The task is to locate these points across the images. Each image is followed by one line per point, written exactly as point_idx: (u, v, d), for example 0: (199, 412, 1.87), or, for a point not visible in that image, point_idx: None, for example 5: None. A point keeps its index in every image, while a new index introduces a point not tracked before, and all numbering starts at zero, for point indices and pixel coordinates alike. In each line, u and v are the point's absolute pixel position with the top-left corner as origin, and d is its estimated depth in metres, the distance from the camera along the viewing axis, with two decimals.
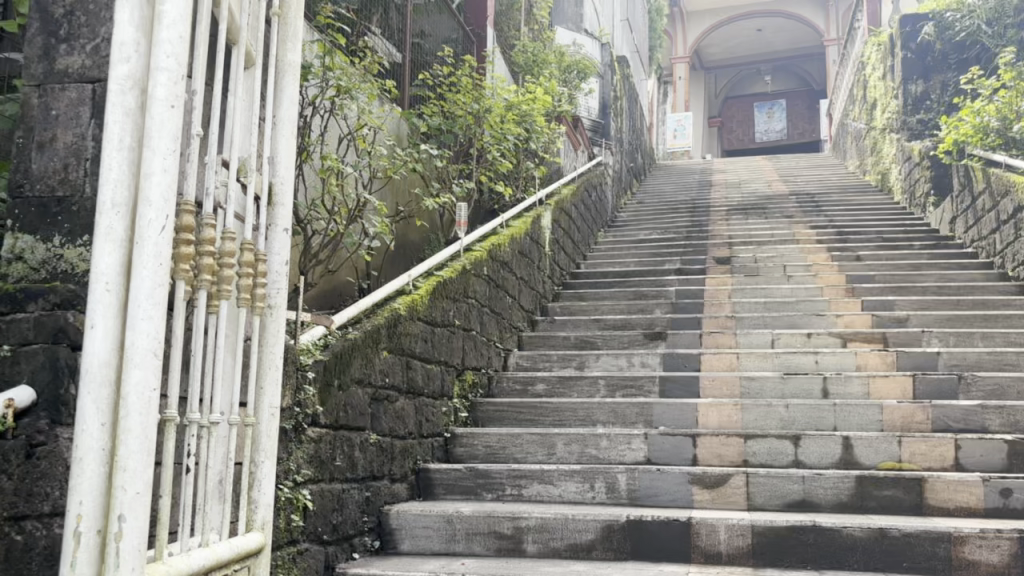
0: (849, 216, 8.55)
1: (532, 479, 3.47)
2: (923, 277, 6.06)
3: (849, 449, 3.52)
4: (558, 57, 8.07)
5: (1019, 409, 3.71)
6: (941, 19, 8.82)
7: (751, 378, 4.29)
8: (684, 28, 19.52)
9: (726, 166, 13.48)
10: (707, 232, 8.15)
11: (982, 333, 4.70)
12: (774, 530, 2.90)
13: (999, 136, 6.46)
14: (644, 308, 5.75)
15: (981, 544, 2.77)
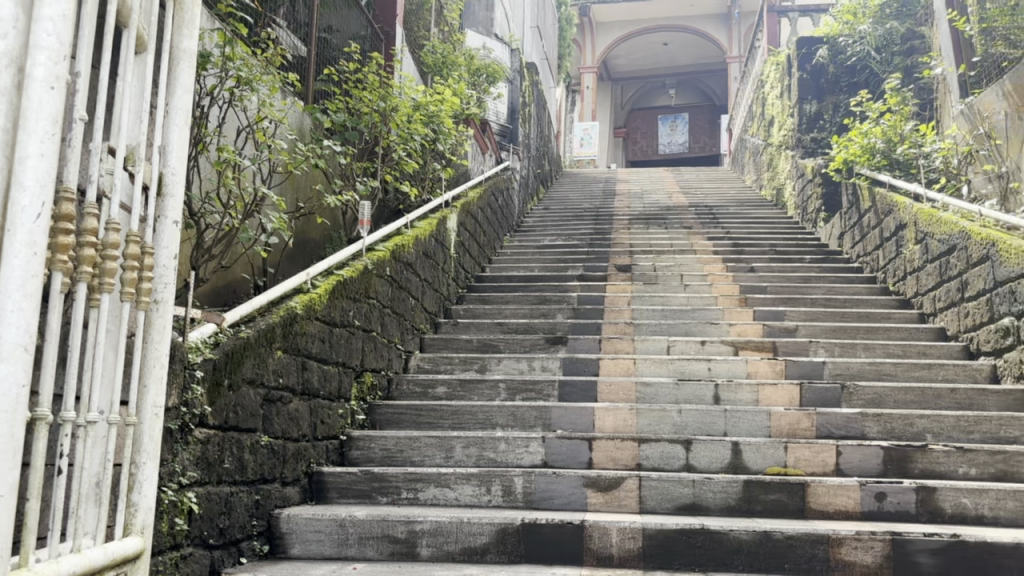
0: (745, 228, 8.84)
1: (428, 482, 3.44)
2: (812, 290, 6.32)
3: (738, 454, 3.63)
4: (468, 60, 8.06)
5: (895, 417, 3.91)
6: (834, 44, 9.25)
7: (647, 383, 4.37)
8: (593, 38, 19.83)
9: (630, 176, 13.76)
10: (610, 240, 8.29)
11: (864, 344, 4.94)
12: (664, 533, 2.97)
13: (884, 157, 6.84)
14: (546, 313, 5.79)
15: (856, 546, 2.90)
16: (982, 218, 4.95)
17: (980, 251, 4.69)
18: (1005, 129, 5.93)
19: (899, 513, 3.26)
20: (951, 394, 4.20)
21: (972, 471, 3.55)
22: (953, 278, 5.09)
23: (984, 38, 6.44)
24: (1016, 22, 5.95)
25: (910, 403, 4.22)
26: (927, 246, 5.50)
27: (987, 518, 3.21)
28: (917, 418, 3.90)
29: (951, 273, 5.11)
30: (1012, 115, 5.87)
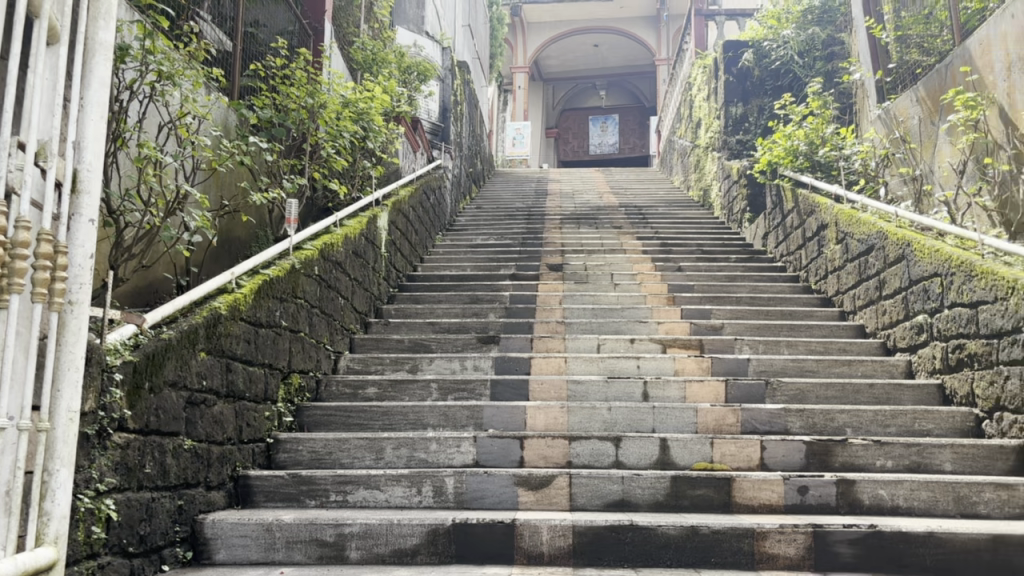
0: (673, 228, 8.99)
1: (357, 484, 3.40)
2: (738, 288, 6.46)
3: (666, 450, 3.69)
4: (398, 57, 8.00)
5: (816, 412, 4.02)
6: (759, 47, 9.52)
7: (577, 381, 4.40)
8: (524, 38, 19.89)
9: (561, 176, 13.85)
10: (542, 239, 8.32)
11: (787, 341, 5.06)
12: (594, 530, 2.99)
13: (806, 159, 7.00)
14: (478, 312, 5.78)
15: (780, 539, 2.97)
16: (898, 219, 5.13)
17: (897, 250, 4.86)
18: (920, 133, 6.16)
19: (820, 505, 3.35)
20: (869, 390, 4.33)
21: (888, 463, 3.68)
22: (871, 277, 5.25)
23: (900, 45, 6.69)
24: (930, 31, 6.19)
25: (830, 399, 4.34)
26: (847, 246, 5.67)
27: (903, 508, 3.33)
28: (837, 413, 4.02)
29: (870, 272, 5.27)
30: (925, 120, 6.08)
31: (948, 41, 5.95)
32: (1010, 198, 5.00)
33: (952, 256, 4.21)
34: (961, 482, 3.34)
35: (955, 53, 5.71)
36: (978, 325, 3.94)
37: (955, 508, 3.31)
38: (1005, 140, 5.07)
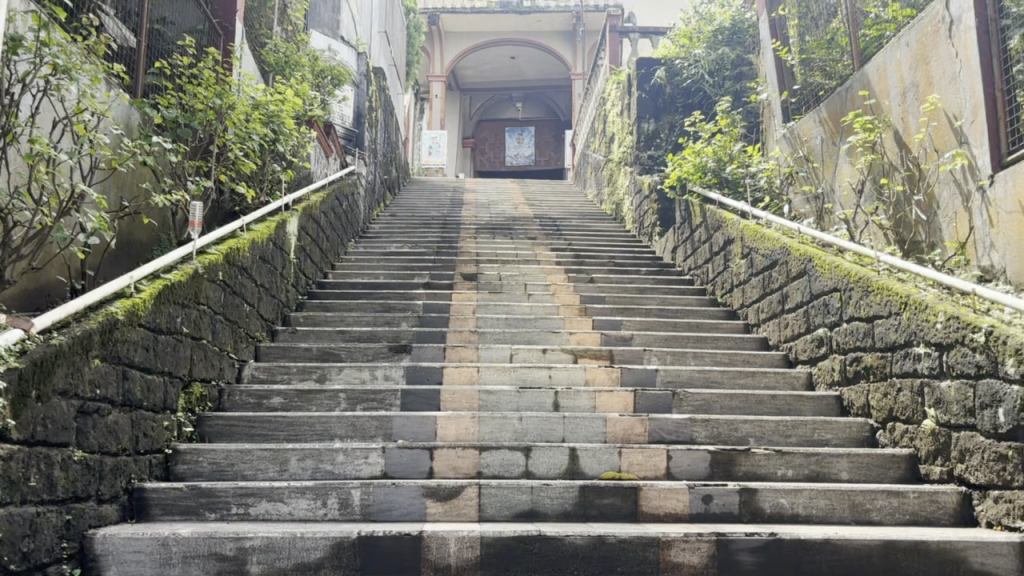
0: (586, 240, 9.08)
1: (260, 497, 3.30)
2: (648, 300, 6.57)
3: (575, 460, 3.71)
4: (311, 61, 7.87)
5: (721, 422, 4.11)
6: (672, 66, 9.72)
7: (489, 391, 4.37)
8: (441, 47, 19.86)
9: (477, 185, 13.85)
10: (456, 249, 8.30)
11: (694, 352, 5.16)
12: (502, 540, 2.98)
13: (714, 176, 7.18)
14: (390, 320, 5.71)
15: (685, 547, 3.02)
16: (800, 236, 5.31)
17: (799, 265, 5.02)
18: (821, 153, 6.41)
19: (723, 514, 3.42)
20: (771, 400, 4.46)
21: (789, 472, 3.79)
22: (775, 291, 5.42)
23: (804, 68, 6.96)
24: (831, 55, 6.44)
25: (735, 409, 4.45)
26: (752, 261, 5.84)
27: (802, 516, 3.43)
28: (741, 423, 4.12)
29: (773, 286, 5.43)
30: (826, 140, 6.32)
31: (848, 66, 6.20)
32: (904, 217, 5.24)
33: (850, 271, 4.38)
34: (856, 490, 3.47)
35: (854, 78, 5.96)
36: (874, 338, 4.12)
37: (850, 515, 3.44)
38: (899, 161, 5.32)
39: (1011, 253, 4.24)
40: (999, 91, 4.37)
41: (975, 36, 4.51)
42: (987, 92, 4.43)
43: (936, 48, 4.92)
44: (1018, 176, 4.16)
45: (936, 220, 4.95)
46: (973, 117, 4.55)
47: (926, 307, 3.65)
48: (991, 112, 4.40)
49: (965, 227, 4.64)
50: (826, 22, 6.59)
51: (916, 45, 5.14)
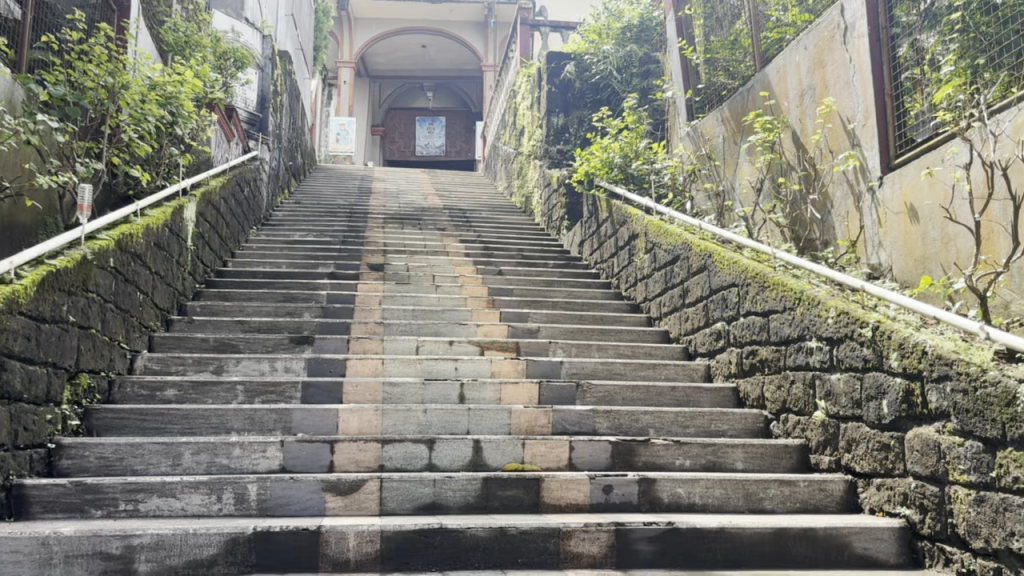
0: (495, 233, 9.09)
1: (150, 492, 3.17)
2: (554, 293, 6.62)
3: (478, 451, 3.71)
4: (213, 42, 7.62)
5: (622, 413, 4.18)
6: (581, 61, 9.81)
7: (393, 383, 4.31)
8: (351, 33, 19.54)
9: (386, 175, 13.69)
10: (363, 238, 8.18)
11: (598, 344, 5.23)
12: (402, 534, 2.95)
13: (620, 171, 7.34)
14: (292, 310, 5.59)
15: (584, 537, 3.07)
16: (701, 232, 5.45)
17: (699, 261, 5.15)
18: (723, 151, 6.58)
19: (623, 504, 3.48)
20: (671, 392, 4.55)
21: (687, 462, 3.87)
22: (676, 285, 5.54)
23: (708, 68, 7.13)
24: (735, 55, 6.61)
25: (636, 401, 4.52)
26: (655, 255, 5.95)
27: (698, 505, 3.51)
28: (641, 414, 4.20)
29: (675, 280, 5.56)
30: (728, 139, 6.49)
31: (750, 67, 6.37)
32: (799, 216, 5.41)
33: (748, 267, 4.51)
34: (750, 479, 3.57)
35: (755, 79, 6.13)
36: (769, 332, 4.25)
37: (744, 504, 3.54)
38: (796, 161, 5.50)
39: (897, 252, 4.45)
40: (889, 97, 4.58)
41: (867, 43, 4.71)
42: (878, 99, 4.62)
43: (831, 53, 5.11)
44: (905, 179, 4.37)
45: (829, 218, 5.14)
46: (864, 121, 4.74)
47: (819, 302, 3.78)
48: (881, 116, 4.60)
49: (856, 226, 4.84)
50: (729, 24, 6.75)
51: (813, 49, 5.31)
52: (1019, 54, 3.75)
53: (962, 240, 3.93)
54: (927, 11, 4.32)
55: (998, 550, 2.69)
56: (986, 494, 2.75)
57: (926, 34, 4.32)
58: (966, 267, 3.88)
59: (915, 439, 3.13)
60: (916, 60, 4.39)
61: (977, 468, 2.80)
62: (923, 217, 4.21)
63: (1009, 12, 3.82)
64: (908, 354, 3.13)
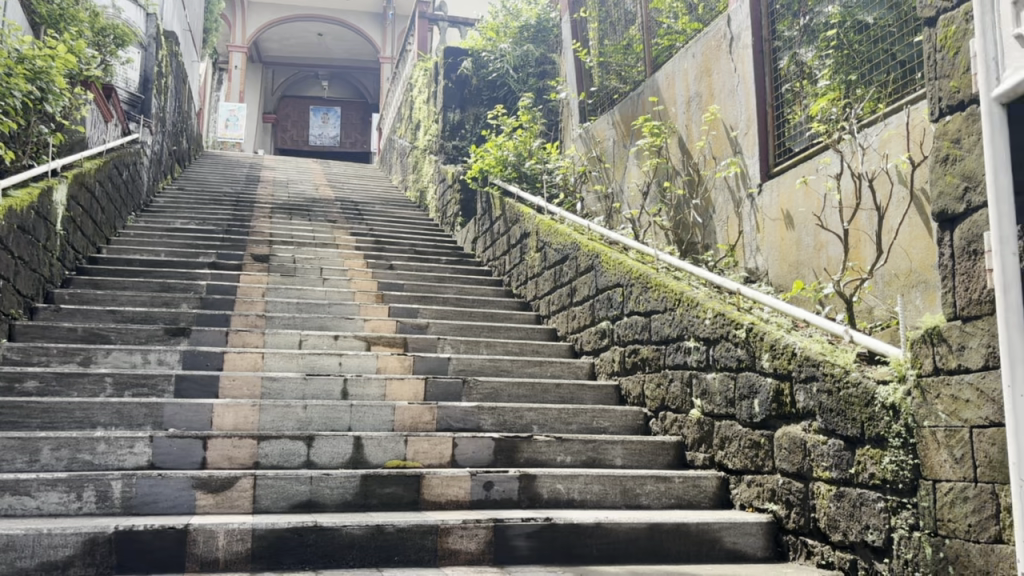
0: (387, 226, 8.99)
1: (2, 490, 2.98)
2: (445, 289, 6.59)
3: (359, 449, 3.65)
4: (90, 17, 7.25)
5: (507, 410, 4.19)
6: (478, 57, 9.84)
7: (273, 378, 4.19)
8: (244, 16, 18.96)
9: (276, 164, 13.35)
10: (248, 228, 7.93)
11: (486, 341, 5.23)
12: (274, 532, 2.87)
13: (514, 169, 7.40)
14: (169, 301, 5.39)
15: (462, 534, 3.06)
16: (590, 232, 5.53)
17: (587, 260, 5.22)
18: (613, 154, 6.71)
19: (503, 500, 3.49)
20: (556, 389, 4.60)
21: (567, 459, 3.92)
22: (564, 284, 5.61)
23: (601, 71, 7.27)
24: (627, 60, 6.74)
25: (521, 397, 4.55)
26: (546, 254, 6.01)
27: (577, 501, 3.56)
28: (526, 410, 4.22)
29: (563, 279, 5.62)
30: (618, 142, 6.63)
31: (641, 72, 6.49)
32: (683, 219, 5.55)
33: (633, 268, 4.60)
34: (627, 475, 3.64)
35: (645, 84, 6.27)
36: (651, 332, 4.35)
37: (621, 500, 3.60)
38: (680, 166, 5.64)
39: (772, 257, 4.62)
40: (770, 107, 4.75)
41: (751, 54, 4.88)
42: (760, 108, 4.79)
43: (718, 62, 5.26)
44: (782, 186, 4.54)
45: (710, 223, 5.29)
46: (746, 130, 4.91)
47: (697, 304, 3.90)
48: (762, 126, 4.77)
49: (734, 230, 5.01)
50: (623, 29, 6.88)
51: (700, 57, 5.46)
52: (886, 72, 3.95)
53: (833, 248, 4.12)
54: (805, 26, 4.50)
55: (855, 543, 2.83)
56: (845, 490, 2.89)
57: (805, 48, 4.50)
58: (836, 273, 4.07)
59: (783, 437, 3.25)
60: (795, 74, 4.57)
61: (838, 465, 2.94)
62: (798, 223, 4.39)
63: (879, 32, 4.03)
64: (779, 355, 3.25)
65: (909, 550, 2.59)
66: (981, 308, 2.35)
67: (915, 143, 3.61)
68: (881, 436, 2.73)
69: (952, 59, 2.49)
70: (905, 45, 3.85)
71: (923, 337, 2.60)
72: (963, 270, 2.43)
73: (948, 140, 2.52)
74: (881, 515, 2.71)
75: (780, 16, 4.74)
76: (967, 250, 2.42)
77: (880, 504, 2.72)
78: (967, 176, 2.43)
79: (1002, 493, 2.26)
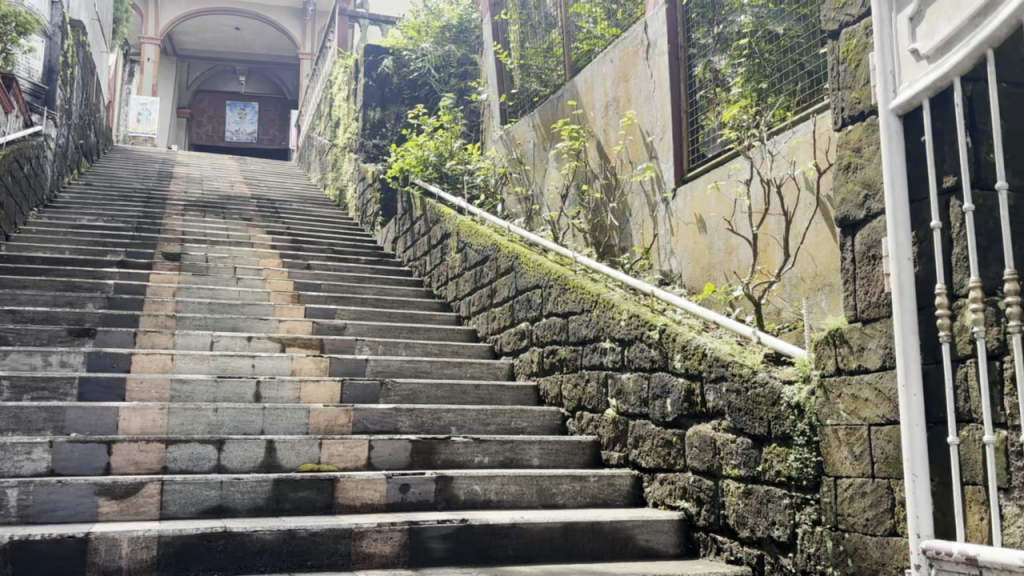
0: (305, 225, 8.86)
1: None
2: (364, 289, 6.52)
3: (272, 452, 3.58)
4: None
5: (424, 412, 4.17)
6: (399, 56, 9.79)
7: (183, 380, 4.08)
8: (157, 8, 18.41)
9: (190, 160, 13.00)
10: (159, 225, 7.71)
11: (405, 343, 5.20)
12: (182, 539, 2.78)
13: (435, 170, 7.39)
14: (73, 301, 5.19)
15: (376, 537, 3.03)
16: (510, 234, 5.55)
17: (507, 262, 5.25)
18: (533, 156, 6.77)
19: (418, 502, 3.48)
20: (475, 390, 4.61)
21: (485, 460, 3.92)
22: (484, 285, 5.62)
23: (521, 73, 7.32)
24: (547, 64, 6.80)
25: (440, 399, 4.53)
26: (466, 255, 6.01)
27: (494, 502, 3.57)
28: (444, 412, 4.21)
29: (483, 280, 5.63)
30: (538, 144, 6.69)
31: (561, 76, 6.55)
32: (600, 222, 5.62)
33: (551, 270, 4.64)
34: (543, 475, 3.67)
35: (565, 88, 6.34)
36: (568, 333, 4.39)
37: (537, 500, 3.63)
38: (598, 169, 5.71)
39: (686, 259, 4.72)
40: (685, 114, 4.86)
41: (667, 60, 4.99)
42: (675, 114, 4.90)
43: (635, 68, 5.35)
44: (695, 191, 4.65)
45: (627, 226, 5.37)
46: (661, 135, 5.01)
47: (613, 305, 3.95)
48: (677, 132, 4.87)
49: (650, 234, 5.10)
50: (543, 32, 6.93)
51: (618, 63, 5.54)
52: (795, 81, 4.09)
53: (743, 251, 4.23)
54: (719, 35, 4.59)
55: (761, 538, 2.92)
56: (752, 487, 2.97)
57: (718, 56, 4.60)
58: (745, 276, 4.19)
59: (694, 436, 3.32)
60: (709, 81, 4.67)
61: (746, 463, 3.02)
62: (710, 228, 4.50)
63: (789, 43, 4.16)
64: (690, 356, 3.33)
65: (812, 544, 2.68)
66: (878, 311, 2.44)
67: (821, 151, 3.75)
68: (787, 435, 2.82)
69: (853, 70, 2.59)
70: (812, 55, 3.98)
71: (825, 339, 2.69)
72: (863, 274, 2.52)
73: (850, 149, 2.61)
74: (786, 511, 2.80)
75: (695, 24, 4.83)
76: (867, 255, 2.51)
77: (785, 500, 2.80)
78: (867, 184, 2.52)
79: (896, 488, 2.35)
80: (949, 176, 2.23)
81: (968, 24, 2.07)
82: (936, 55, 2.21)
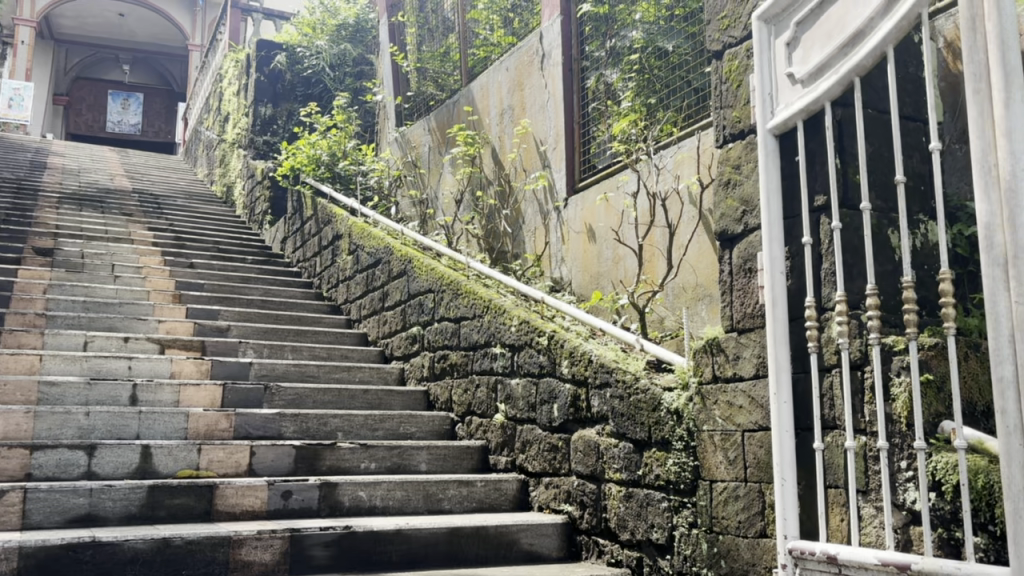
0: (189, 222, 8.56)
1: None
2: (250, 290, 6.34)
3: (147, 458, 3.45)
4: None
5: (310, 417, 4.10)
6: (292, 52, 9.60)
7: (51, 383, 3.87)
8: None
9: (66, 150, 12.37)
10: (30, 218, 7.30)
11: (292, 346, 5.10)
12: (45, 550, 2.65)
13: (327, 169, 7.25)
14: None
15: (256, 545, 2.95)
16: (403, 237, 5.52)
17: (399, 265, 5.22)
18: (428, 160, 6.76)
19: (302, 509, 3.41)
20: (363, 395, 4.56)
21: (371, 465, 3.89)
22: (376, 289, 5.57)
23: (418, 76, 7.30)
24: (444, 68, 6.80)
25: (327, 403, 4.46)
26: (358, 257, 5.94)
27: (379, 508, 3.54)
28: (330, 417, 4.15)
29: (375, 284, 5.58)
30: (433, 148, 6.70)
31: (457, 80, 6.57)
32: (493, 228, 5.65)
33: (443, 274, 4.64)
34: (430, 480, 3.66)
35: (461, 94, 6.37)
36: (459, 338, 4.40)
37: (423, 505, 3.62)
38: (493, 176, 5.75)
39: (576, 268, 4.80)
40: (577, 125, 4.94)
41: (561, 71, 5.07)
42: (568, 125, 4.97)
43: (530, 77, 5.42)
44: (587, 201, 4.74)
45: (519, 232, 5.43)
46: (554, 145, 5.09)
47: (504, 311, 3.99)
48: (569, 143, 4.96)
49: (541, 241, 5.16)
50: (441, 37, 6.91)
51: (513, 71, 5.60)
52: (682, 98, 4.23)
53: (630, 261, 4.35)
54: (610, 49, 4.71)
55: (641, 541, 2.99)
56: (633, 490, 3.05)
57: (610, 70, 4.72)
58: (631, 284, 4.31)
59: (579, 441, 3.38)
60: (601, 93, 4.78)
61: (627, 466, 3.09)
62: (599, 238, 4.60)
63: (677, 59, 4.29)
64: (577, 362, 3.39)
65: (688, 546, 2.77)
66: (753, 321, 2.55)
67: (704, 166, 3.90)
68: (666, 439, 2.91)
69: (736, 90, 2.70)
70: (698, 73, 4.14)
71: (704, 347, 2.79)
72: (740, 286, 2.63)
73: (730, 165, 2.71)
74: (665, 514, 2.89)
75: (589, 37, 4.93)
76: (743, 268, 2.61)
77: (664, 503, 2.89)
78: (745, 201, 2.63)
79: (767, 491, 2.46)
80: (820, 196, 2.35)
81: (838, 53, 2.20)
82: (810, 79, 2.33)
